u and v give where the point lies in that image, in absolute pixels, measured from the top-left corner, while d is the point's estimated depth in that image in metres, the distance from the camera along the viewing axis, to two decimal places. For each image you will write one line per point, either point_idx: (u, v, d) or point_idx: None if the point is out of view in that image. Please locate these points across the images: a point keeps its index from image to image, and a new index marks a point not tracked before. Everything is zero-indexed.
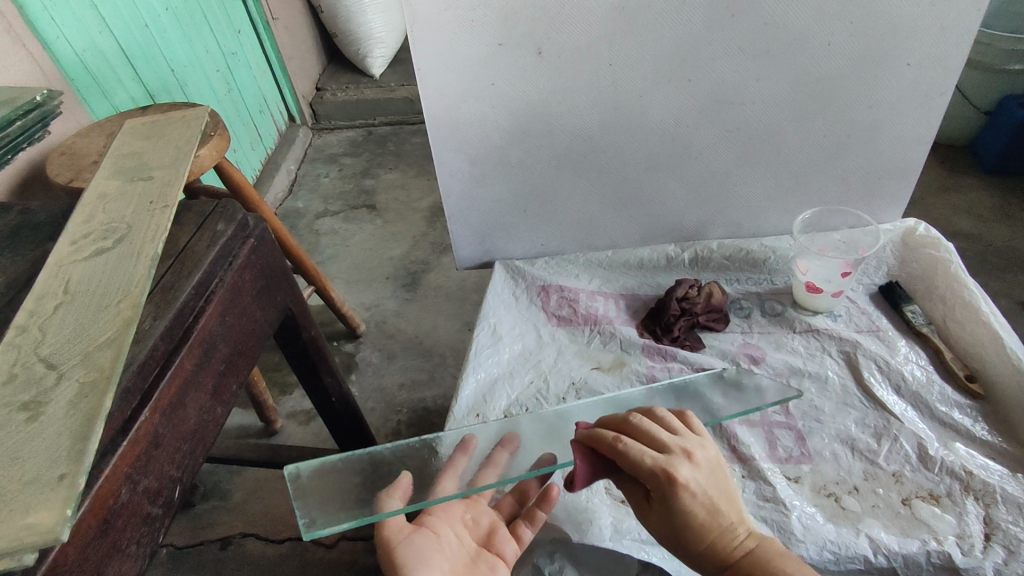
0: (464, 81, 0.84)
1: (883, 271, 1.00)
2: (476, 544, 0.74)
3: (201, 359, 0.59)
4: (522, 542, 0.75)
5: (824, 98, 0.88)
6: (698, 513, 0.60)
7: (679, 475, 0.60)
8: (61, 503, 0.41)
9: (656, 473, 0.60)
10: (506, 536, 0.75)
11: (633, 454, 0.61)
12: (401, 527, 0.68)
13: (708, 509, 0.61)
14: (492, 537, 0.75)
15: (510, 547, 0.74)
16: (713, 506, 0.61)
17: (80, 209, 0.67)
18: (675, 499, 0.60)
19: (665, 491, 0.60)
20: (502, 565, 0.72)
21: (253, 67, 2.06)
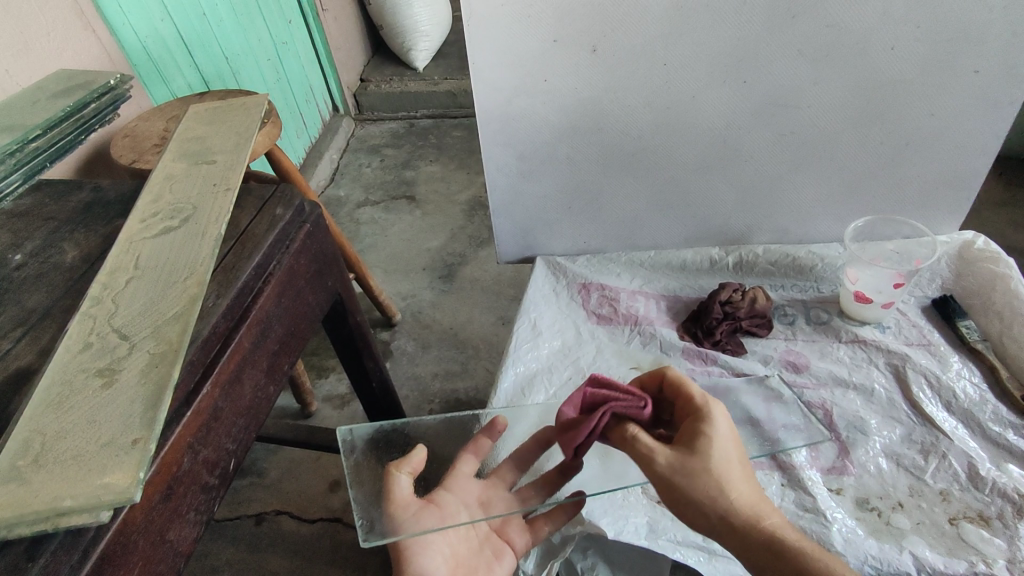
0: (517, 77, 0.85)
1: (937, 284, 0.97)
2: (487, 527, 0.77)
3: (258, 338, 0.62)
4: (535, 535, 0.76)
5: (884, 103, 0.85)
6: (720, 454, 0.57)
7: (716, 402, 0.61)
8: (134, 466, 0.43)
9: (695, 397, 0.61)
10: (519, 525, 0.77)
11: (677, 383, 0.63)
12: (411, 504, 0.67)
13: (737, 454, 0.58)
14: (505, 524, 0.77)
15: (521, 538, 0.76)
16: (740, 458, 0.58)
17: (148, 188, 0.71)
18: (709, 420, 0.59)
19: (703, 410, 0.60)
20: (510, 552, 0.76)
21: (302, 58, 2.10)
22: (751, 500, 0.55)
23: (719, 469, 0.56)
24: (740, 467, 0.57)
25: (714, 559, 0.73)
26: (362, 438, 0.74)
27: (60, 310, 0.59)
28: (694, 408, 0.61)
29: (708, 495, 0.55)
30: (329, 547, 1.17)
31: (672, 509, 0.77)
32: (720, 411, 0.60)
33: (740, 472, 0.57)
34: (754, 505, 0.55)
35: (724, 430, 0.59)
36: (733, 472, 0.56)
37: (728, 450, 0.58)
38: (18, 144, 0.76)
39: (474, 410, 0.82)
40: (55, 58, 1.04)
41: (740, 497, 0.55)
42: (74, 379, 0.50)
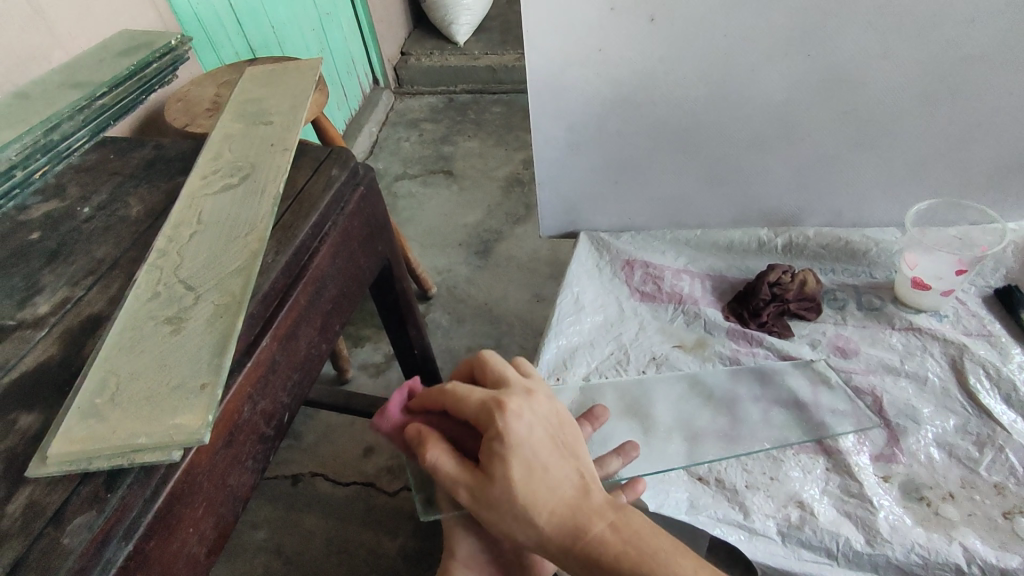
0: (572, 46, 0.83)
1: (1001, 274, 0.92)
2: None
3: (314, 296, 0.63)
4: None
5: (955, 81, 0.82)
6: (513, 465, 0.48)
7: (510, 403, 0.51)
8: (203, 408, 0.44)
9: (483, 405, 0.52)
10: None
11: (460, 392, 0.55)
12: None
13: (548, 449, 0.50)
14: None
15: None
16: (554, 453, 0.50)
17: (208, 147, 0.72)
18: (504, 434, 0.49)
19: (495, 426, 0.50)
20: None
21: (345, 29, 2.11)
22: (571, 506, 0.49)
23: (530, 489, 0.48)
24: (556, 471, 0.50)
25: (756, 539, 0.70)
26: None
27: (128, 260, 0.60)
28: (483, 413, 0.52)
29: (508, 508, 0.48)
30: (363, 510, 1.21)
31: (714, 486, 0.75)
32: (521, 407, 0.51)
33: (559, 481, 0.49)
34: (576, 514, 0.48)
35: (535, 426, 0.51)
36: (540, 483, 0.49)
37: (537, 457, 0.49)
38: (85, 101, 0.78)
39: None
40: (117, 21, 1.06)
41: (558, 508, 0.48)
42: (144, 324, 0.52)
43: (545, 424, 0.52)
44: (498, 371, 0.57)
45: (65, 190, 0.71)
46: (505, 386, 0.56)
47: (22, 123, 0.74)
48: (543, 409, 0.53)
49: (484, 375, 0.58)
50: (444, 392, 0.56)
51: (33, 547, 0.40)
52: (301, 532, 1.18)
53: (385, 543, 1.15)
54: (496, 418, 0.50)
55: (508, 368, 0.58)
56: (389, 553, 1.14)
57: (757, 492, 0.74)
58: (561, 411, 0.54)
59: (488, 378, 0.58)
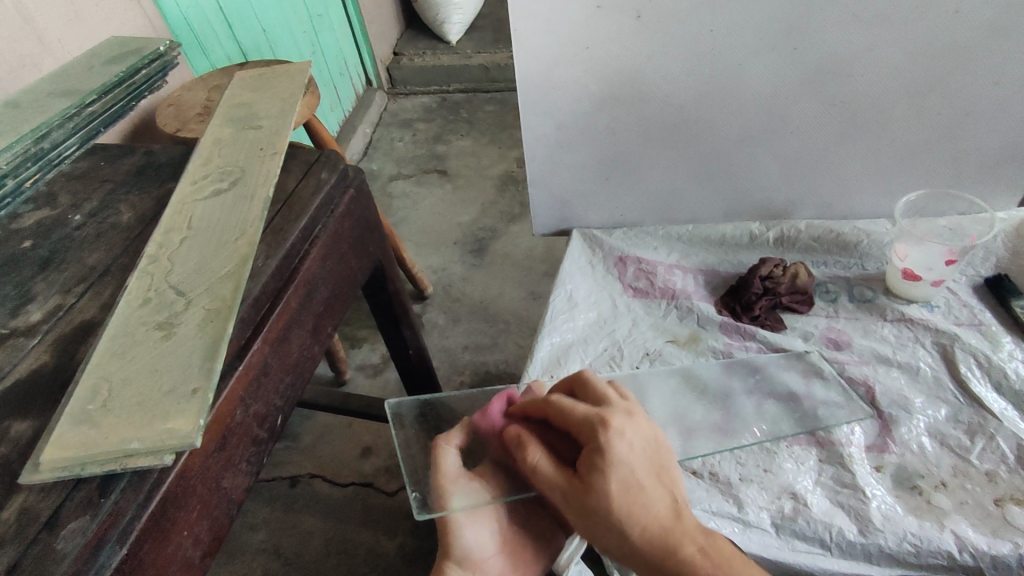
0: (559, 44, 0.84)
1: (992, 264, 0.93)
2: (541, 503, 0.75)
3: (305, 299, 0.63)
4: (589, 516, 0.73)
5: (942, 72, 0.82)
6: (614, 483, 0.51)
7: (612, 421, 0.53)
8: (194, 413, 0.45)
9: (588, 420, 0.54)
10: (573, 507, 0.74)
11: (563, 404, 0.57)
12: (459, 476, 0.64)
13: (645, 471, 0.52)
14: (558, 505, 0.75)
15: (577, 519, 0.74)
16: (651, 475, 0.52)
17: (198, 152, 0.73)
18: (607, 451, 0.51)
19: (597, 440, 0.52)
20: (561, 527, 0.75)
21: (336, 30, 2.11)
22: (664, 525, 0.51)
23: (627, 504, 0.51)
24: (651, 490, 0.52)
25: (749, 531, 0.71)
26: (410, 408, 0.74)
27: (119, 267, 0.61)
28: (585, 429, 0.54)
29: (605, 522, 0.51)
30: (363, 510, 1.21)
31: (708, 480, 0.76)
32: (623, 426, 0.53)
33: (655, 500, 0.52)
34: (667, 532, 0.51)
35: (635, 446, 0.53)
36: (639, 501, 0.51)
37: (635, 478, 0.51)
38: (74, 108, 0.78)
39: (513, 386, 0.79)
40: (106, 28, 1.06)
41: (652, 525, 0.51)
42: (136, 330, 0.52)
43: (644, 446, 0.53)
44: (598, 389, 0.58)
45: (56, 199, 0.71)
46: (606, 403, 0.57)
47: (11, 132, 0.74)
48: (644, 430, 0.54)
49: (582, 392, 0.59)
50: (547, 402, 0.58)
51: (28, 552, 0.41)
52: (301, 533, 1.18)
53: (384, 542, 1.16)
54: (598, 433, 0.52)
55: (609, 387, 0.59)
56: (389, 552, 1.14)
57: (751, 484, 0.75)
58: (660, 434, 0.55)
59: (587, 393, 0.59)
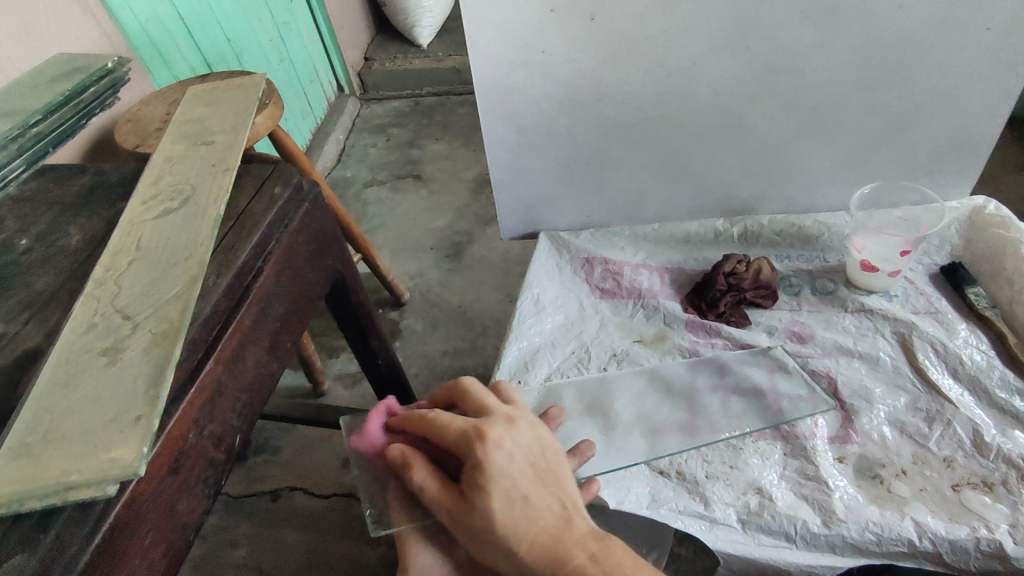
0: (515, 49, 0.84)
1: (946, 252, 0.96)
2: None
3: (259, 316, 0.63)
4: None
5: (892, 65, 0.83)
6: (496, 497, 0.50)
7: (490, 433, 0.53)
8: (138, 440, 0.44)
9: (464, 433, 0.54)
10: None
11: (440, 420, 0.56)
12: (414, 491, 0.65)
13: (530, 480, 0.52)
14: None
15: None
16: (536, 483, 0.52)
17: (148, 170, 0.72)
18: (485, 463, 0.51)
19: (475, 455, 0.52)
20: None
21: (304, 37, 2.09)
22: (557, 532, 0.50)
23: (512, 516, 0.50)
24: (540, 500, 0.51)
25: (716, 528, 0.71)
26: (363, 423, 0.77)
27: (66, 291, 0.60)
28: (462, 443, 0.54)
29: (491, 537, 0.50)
30: (343, 522, 1.20)
31: (675, 479, 0.75)
32: (502, 436, 0.53)
33: (543, 508, 0.51)
34: (557, 540, 0.50)
35: (514, 456, 0.53)
36: (522, 513, 0.50)
37: (518, 487, 0.51)
38: (20, 129, 0.77)
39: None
40: (58, 44, 1.04)
41: (540, 535, 0.50)
42: (81, 357, 0.51)
43: (527, 453, 0.54)
44: (475, 400, 0.59)
45: (4, 223, 0.70)
46: (486, 413, 0.57)
47: None
48: (523, 437, 0.54)
49: (467, 404, 0.60)
50: (424, 420, 0.58)
51: None
52: (281, 548, 1.17)
53: (364, 552, 1.15)
54: (476, 447, 0.52)
55: (487, 394, 0.60)
56: (370, 562, 1.14)
57: (717, 482, 0.75)
58: (541, 438, 0.56)
59: (467, 404, 0.60)
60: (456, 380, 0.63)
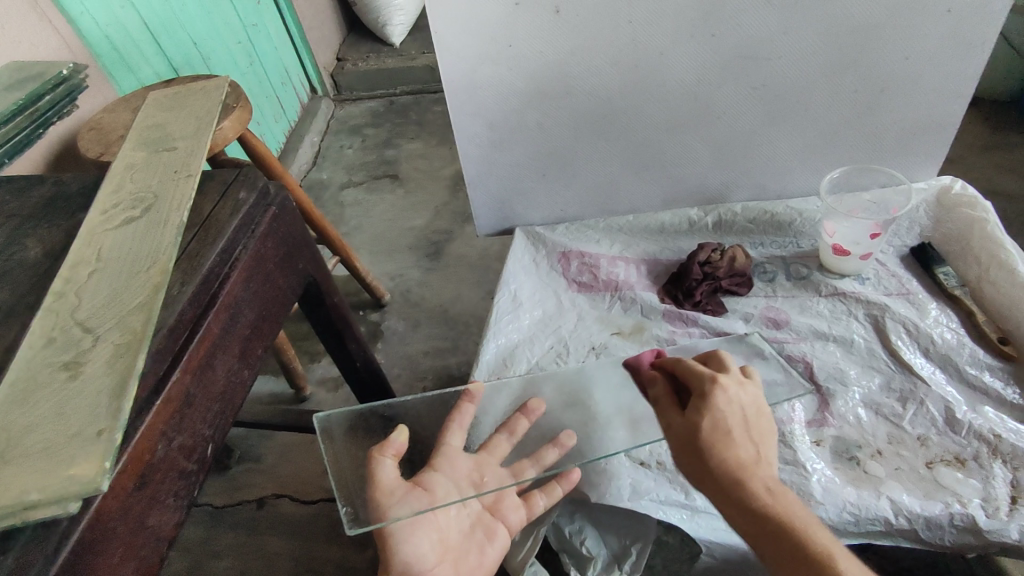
0: (482, 44, 0.83)
1: (915, 233, 0.97)
2: (480, 506, 0.75)
3: (228, 323, 0.62)
4: (530, 511, 0.75)
5: (855, 51, 0.84)
6: (704, 422, 0.58)
7: (721, 378, 0.61)
8: (100, 456, 0.44)
9: (700, 372, 0.62)
10: (513, 502, 0.75)
11: (688, 364, 0.65)
12: (396, 486, 0.64)
13: (739, 423, 0.58)
14: (498, 502, 0.75)
15: (516, 515, 0.75)
16: (746, 431, 0.58)
17: (108, 179, 0.70)
18: (710, 395, 0.59)
19: (704, 384, 0.61)
20: (503, 530, 0.74)
21: (274, 39, 2.06)
22: (745, 465, 0.56)
23: (714, 439, 0.57)
24: (742, 441, 0.57)
25: (698, 516, 0.72)
26: (339, 424, 0.72)
27: (24, 306, 0.58)
28: (698, 382, 0.62)
29: (722, 462, 0.56)
30: (330, 527, 1.19)
31: (656, 469, 0.76)
32: (730, 385, 0.61)
33: (743, 447, 0.57)
34: (742, 471, 0.56)
35: (738, 401, 0.60)
36: (725, 443, 0.57)
37: (726, 423, 0.58)
38: None
39: (458, 388, 0.78)
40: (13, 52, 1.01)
41: (731, 462, 0.56)
42: (40, 373, 0.50)
43: (745, 407, 0.60)
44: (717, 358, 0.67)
45: None
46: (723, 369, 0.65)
47: None
48: (749, 397, 0.61)
49: (713, 361, 0.68)
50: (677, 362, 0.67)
51: None
52: (268, 556, 1.16)
53: (352, 556, 1.14)
54: (707, 384, 0.61)
55: (732, 359, 0.67)
56: (359, 566, 1.13)
57: None
58: (763, 406, 0.62)
59: (714, 360, 0.68)
60: (715, 350, 0.71)
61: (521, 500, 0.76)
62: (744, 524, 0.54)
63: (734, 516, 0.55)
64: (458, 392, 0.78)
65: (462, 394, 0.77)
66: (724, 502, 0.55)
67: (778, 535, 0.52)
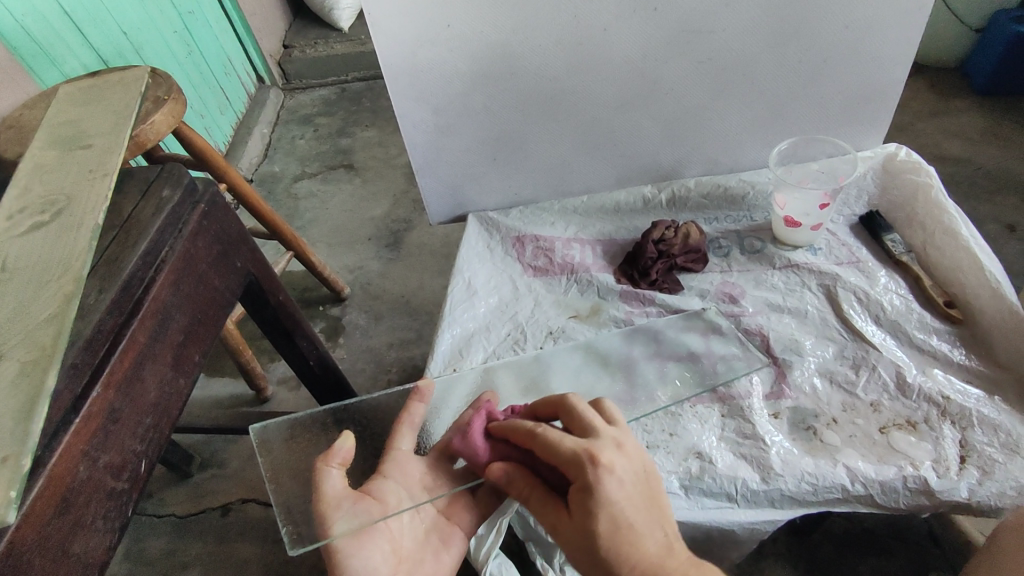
0: (418, 24, 0.79)
1: (864, 201, 0.98)
2: (435, 511, 0.70)
3: (157, 330, 0.58)
4: (484, 510, 0.71)
5: (797, 20, 0.83)
6: (602, 523, 0.52)
7: (601, 457, 0.54)
8: (4, 486, 0.42)
9: (576, 457, 0.54)
10: (467, 503, 0.71)
11: (549, 438, 0.57)
12: (343, 498, 0.62)
13: (635, 508, 0.53)
14: (452, 505, 0.70)
15: (470, 516, 0.70)
16: (643, 511, 0.54)
17: (16, 181, 0.65)
18: (596, 489, 0.53)
19: (586, 478, 0.53)
20: (458, 535, 0.69)
21: (213, 27, 1.96)
22: (656, 562, 0.52)
23: (616, 545, 0.52)
24: (647, 531, 0.53)
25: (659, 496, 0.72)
26: (279, 433, 0.72)
27: None
28: (574, 470, 0.55)
29: (632, 566, 0.51)
30: None
31: None
32: (612, 461, 0.54)
33: (651, 538, 0.53)
34: (657, 568, 0.52)
35: (624, 481, 0.54)
36: (627, 539, 0.52)
37: (625, 517, 0.53)
38: None
39: (403, 386, 0.77)
40: None
41: (643, 564, 0.52)
42: None
43: (634, 480, 0.55)
44: (581, 417, 0.59)
45: None
46: (592, 433, 0.58)
47: None
48: (630, 464, 0.55)
49: (568, 417, 0.61)
50: (533, 435, 0.59)
51: None
52: (236, 564, 1.13)
53: (323, 557, 1.11)
54: (588, 470, 0.54)
55: (591, 413, 0.60)
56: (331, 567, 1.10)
57: (658, 451, 0.75)
58: (648, 466, 0.57)
59: (573, 422, 0.60)
60: (563, 394, 0.63)
61: (474, 499, 0.71)
62: None
63: None
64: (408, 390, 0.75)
65: (412, 392, 0.74)
66: None
67: None
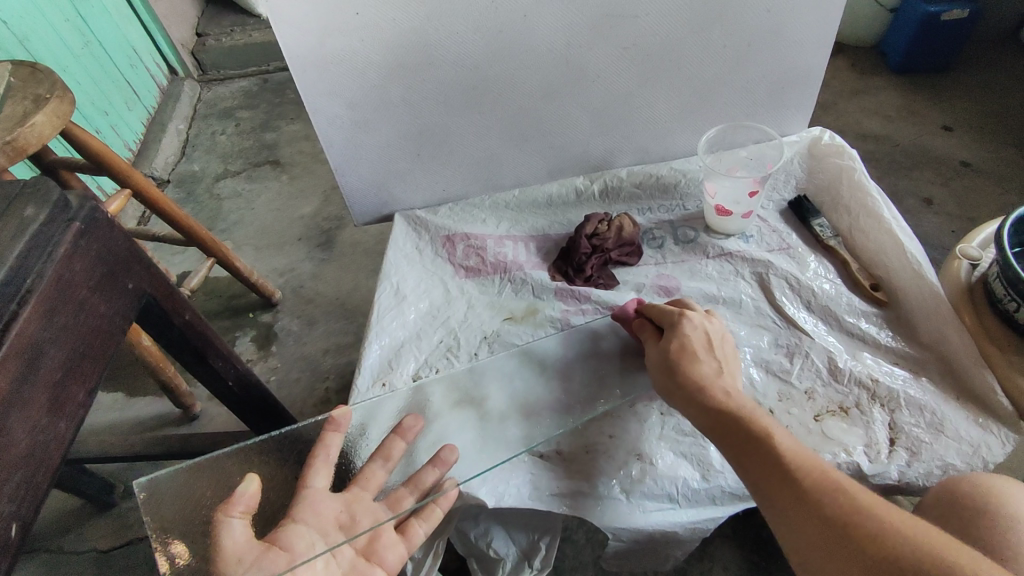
0: (323, 12, 0.72)
1: (792, 185, 0.98)
2: (352, 552, 0.64)
3: (25, 374, 0.50)
4: (409, 545, 0.65)
5: (719, 5, 0.82)
6: (673, 342, 0.68)
7: (687, 313, 0.71)
8: None
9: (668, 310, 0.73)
10: (390, 538, 0.65)
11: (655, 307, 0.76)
12: (245, 551, 0.57)
13: (704, 345, 0.68)
14: (372, 543, 0.64)
15: (394, 553, 0.64)
16: (706, 351, 0.68)
17: None
18: (678, 324, 0.70)
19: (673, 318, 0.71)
20: None
21: (114, 15, 1.80)
22: (707, 376, 0.65)
23: (679, 358, 0.67)
24: (705, 358, 0.67)
25: (601, 504, 0.69)
26: (170, 482, 0.65)
27: None
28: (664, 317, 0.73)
29: (686, 372, 0.65)
30: None
31: (558, 462, 0.72)
32: (695, 316, 0.71)
33: (706, 363, 0.66)
34: (704, 380, 0.64)
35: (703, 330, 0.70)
36: (688, 356, 0.67)
37: (693, 344, 0.68)
38: None
39: (318, 417, 0.71)
40: None
41: (696, 375, 0.65)
42: None
43: (710, 335, 0.69)
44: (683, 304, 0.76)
45: None
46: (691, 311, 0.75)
47: None
48: (711, 327, 0.71)
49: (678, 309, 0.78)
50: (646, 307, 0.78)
51: None
52: None
53: None
54: (675, 315, 0.71)
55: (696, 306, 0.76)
56: None
57: (599, 456, 0.73)
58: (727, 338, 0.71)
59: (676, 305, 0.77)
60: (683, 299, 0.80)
61: (398, 533, 0.66)
62: (705, 421, 0.63)
63: (693, 415, 0.64)
64: (321, 422, 0.71)
65: (326, 424, 0.70)
66: (688, 404, 0.65)
67: (731, 425, 0.60)
